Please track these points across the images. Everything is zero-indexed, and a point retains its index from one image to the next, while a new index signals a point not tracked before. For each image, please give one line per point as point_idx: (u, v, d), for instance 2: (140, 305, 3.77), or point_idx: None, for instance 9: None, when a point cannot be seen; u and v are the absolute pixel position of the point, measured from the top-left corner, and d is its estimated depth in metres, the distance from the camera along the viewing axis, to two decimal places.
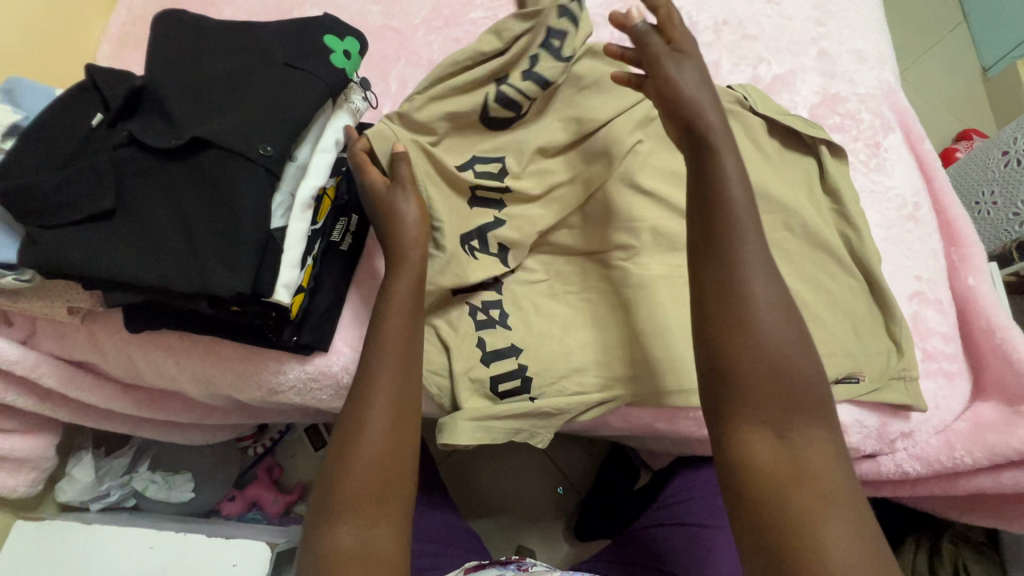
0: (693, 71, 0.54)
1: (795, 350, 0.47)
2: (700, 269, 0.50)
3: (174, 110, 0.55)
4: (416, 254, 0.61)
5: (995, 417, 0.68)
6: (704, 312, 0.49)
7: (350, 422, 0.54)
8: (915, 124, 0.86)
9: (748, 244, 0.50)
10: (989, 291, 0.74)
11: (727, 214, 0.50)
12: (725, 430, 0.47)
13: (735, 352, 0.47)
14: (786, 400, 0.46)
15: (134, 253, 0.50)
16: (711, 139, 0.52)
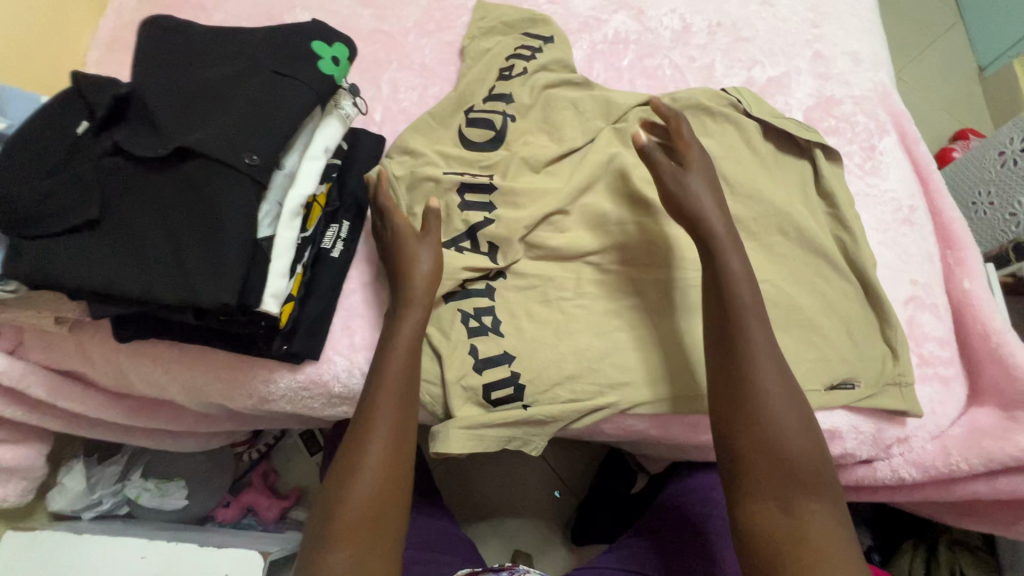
0: (699, 180, 0.65)
1: (800, 432, 0.56)
2: (716, 355, 0.60)
3: (160, 119, 0.54)
4: (420, 293, 0.65)
5: (990, 423, 0.68)
6: (719, 393, 0.59)
7: (350, 455, 0.58)
8: (910, 126, 0.85)
9: (757, 336, 0.59)
10: (985, 295, 0.74)
11: (737, 309, 0.60)
12: (737, 497, 0.56)
13: (747, 432, 0.56)
14: (790, 475, 0.55)
15: (119, 264, 0.50)
16: (717, 237, 0.62)
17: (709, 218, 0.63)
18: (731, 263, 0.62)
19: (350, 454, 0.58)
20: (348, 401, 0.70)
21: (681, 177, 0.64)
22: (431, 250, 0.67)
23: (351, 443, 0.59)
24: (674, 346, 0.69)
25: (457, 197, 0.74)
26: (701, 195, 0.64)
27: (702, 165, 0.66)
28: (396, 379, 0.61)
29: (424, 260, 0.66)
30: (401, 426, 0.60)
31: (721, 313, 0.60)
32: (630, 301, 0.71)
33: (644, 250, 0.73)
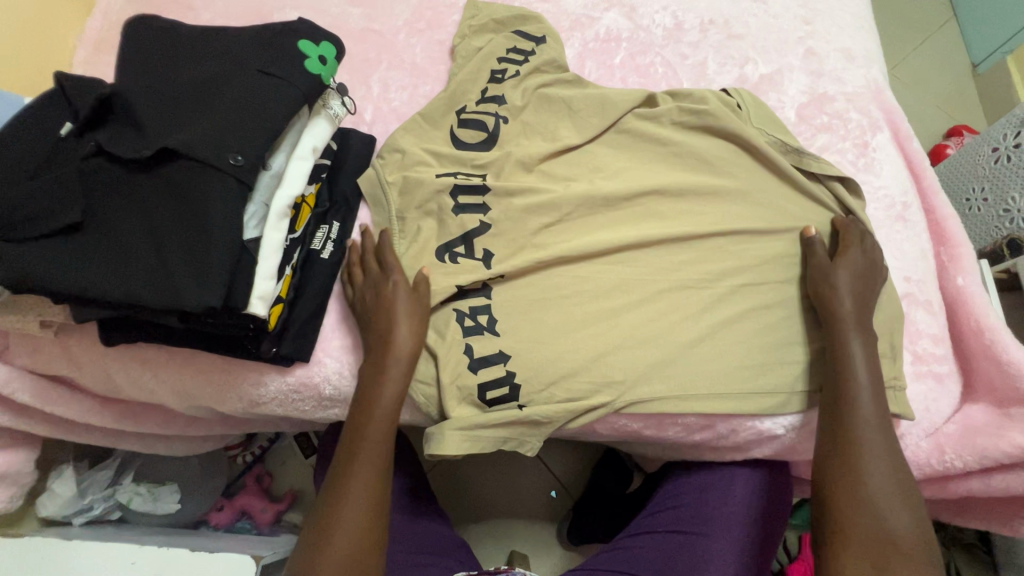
0: (848, 275, 0.67)
1: (901, 508, 0.58)
2: (823, 425, 0.64)
3: (143, 120, 0.53)
4: (398, 371, 0.65)
5: (984, 420, 0.68)
6: (820, 464, 0.63)
7: (320, 523, 0.62)
8: (903, 123, 0.85)
9: (870, 414, 0.62)
10: (979, 291, 0.74)
11: (852, 386, 0.63)
12: (828, 562, 0.59)
13: (842, 500, 0.60)
14: (881, 546, 0.57)
15: (101, 268, 0.49)
16: (845, 324, 0.65)
17: (840, 309, 0.66)
18: (856, 350, 0.65)
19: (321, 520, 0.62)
20: (339, 404, 0.70)
21: (830, 268, 0.68)
22: (410, 326, 0.66)
23: (325, 508, 0.62)
24: (668, 345, 0.68)
25: (451, 199, 0.73)
26: (845, 286, 0.67)
27: (859, 261, 0.69)
28: (376, 445, 0.64)
29: (403, 336, 0.65)
30: (370, 498, 0.62)
31: (834, 388, 0.64)
32: (624, 300, 0.70)
33: (637, 249, 0.72)
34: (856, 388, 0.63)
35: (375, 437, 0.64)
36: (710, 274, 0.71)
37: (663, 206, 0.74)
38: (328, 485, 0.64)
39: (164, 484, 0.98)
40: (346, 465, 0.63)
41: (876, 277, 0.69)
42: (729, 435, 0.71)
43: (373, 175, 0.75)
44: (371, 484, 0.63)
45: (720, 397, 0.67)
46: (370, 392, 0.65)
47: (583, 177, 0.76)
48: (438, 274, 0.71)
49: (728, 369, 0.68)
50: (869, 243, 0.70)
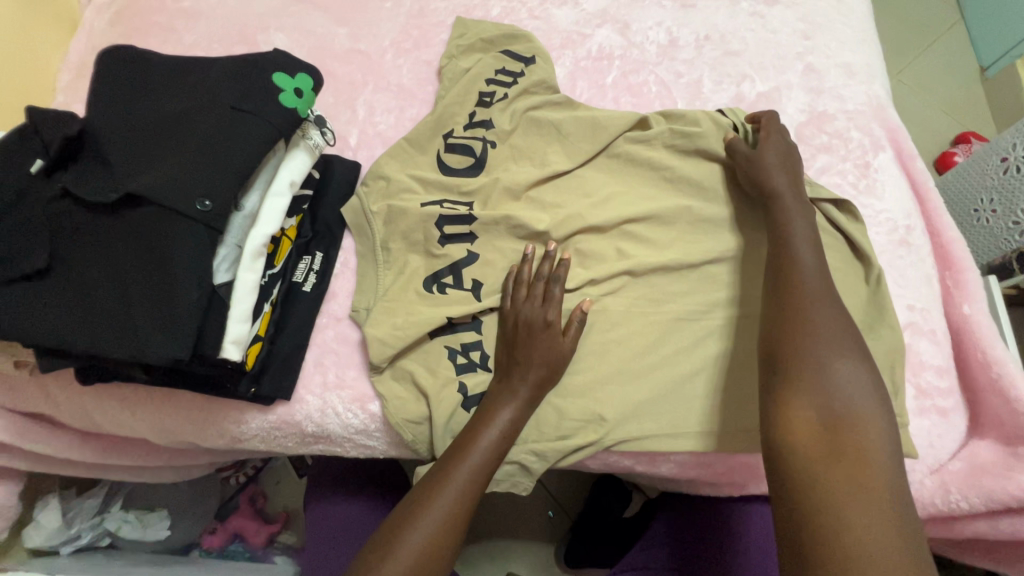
0: (774, 157, 0.68)
1: (848, 350, 0.53)
2: (772, 285, 0.60)
3: (112, 161, 0.51)
4: (526, 387, 0.63)
5: (991, 458, 0.65)
6: (774, 313, 0.57)
7: (394, 526, 0.58)
8: (907, 142, 0.82)
9: (812, 272, 0.59)
10: (986, 320, 0.71)
11: (794, 251, 0.61)
12: (775, 412, 0.52)
13: (790, 343, 0.54)
14: (832, 390, 0.50)
15: (68, 318, 0.48)
16: (785, 202, 0.65)
17: (778, 190, 0.66)
18: (798, 224, 0.63)
19: (397, 523, 0.58)
20: (322, 440, 0.68)
21: (755, 155, 0.68)
22: (547, 352, 0.64)
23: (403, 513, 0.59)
24: (661, 380, 0.66)
25: (437, 230, 0.71)
26: (774, 167, 0.67)
27: (779, 142, 0.69)
28: (481, 454, 0.61)
29: (542, 354, 0.64)
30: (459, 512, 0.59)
31: (777, 257, 0.61)
32: (614, 332, 0.69)
33: (628, 279, 0.70)
34: (796, 252, 0.61)
35: (483, 449, 0.61)
36: (704, 305, 0.69)
37: (655, 233, 0.72)
38: (413, 495, 0.60)
39: (153, 510, 0.97)
40: (440, 477, 0.60)
41: (799, 157, 0.70)
42: (724, 473, 0.68)
43: (357, 204, 0.73)
44: (462, 499, 0.59)
45: (716, 434, 0.64)
46: (489, 405, 0.63)
47: (573, 203, 0.73)
48: (423, 307, 0.68)
49: (724, 406, 0.65)
50: (785, 131, 0.71)
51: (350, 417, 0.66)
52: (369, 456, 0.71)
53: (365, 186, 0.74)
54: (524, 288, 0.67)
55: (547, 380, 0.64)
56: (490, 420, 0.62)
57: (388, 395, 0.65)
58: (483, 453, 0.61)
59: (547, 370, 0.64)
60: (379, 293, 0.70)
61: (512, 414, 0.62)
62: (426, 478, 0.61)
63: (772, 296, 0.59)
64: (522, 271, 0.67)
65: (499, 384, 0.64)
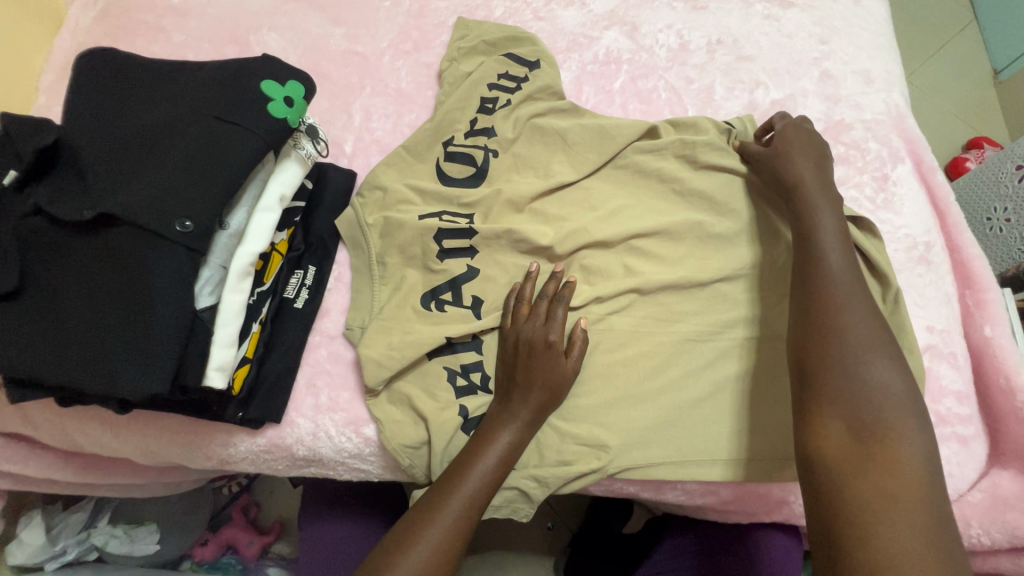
0: (795, 148, 0.65)
1: (880, 353, 0.50)
2: (799, 284, 0.57)
3: (88, 176, 0.48)
4: (532, 402, 0.60)
5: (1013, 490, 0.63)
6: (800, 311, 0.55)
7: (389, 549, 0.55)
8: (927, 153, 0.78)
9: (843, 267, 0.56)
10: (1009, 343, 0.68)
11: (821, 248, 0.58)
12: (804, 423, 0.50)
13: (817, 342, 0.52)
14: (862, 397, 0.48)
15: (44, 345, 0.45)
16: (809, 191, 0.62)
17: (805, 182, 0.62)
18: (827, 219, 0.60)
19: (393, 544, 0.55)
20: (314, 464, 0.65)
21: (772, 152, 0.66)
22: (548, 375, 0.61)
23: (401, 532, 0.56)
24: (669, 404, 0.63)
25: (435, 244, 0.67)
26: (795, 156, 0.65)
27: (806, 141, 0.67)
28: (491, 469, 0.58)
29: (555, 371, 0.61)
30: (461, 531, 0.56)
31: (802, 251, 0.59)
32: (620, 353, 0.65)
33: (636, 297, 0.67)
34: (825, 247, 0.57)
35: (489, 466, 0.58)
36: (717, 325, 0.66)
37: (664, 249, 0.69)
38: (412, 511, 0.57)
39: (142, 524, 0.94)
40: (444, 492, 0.57)
41: (822, 148, 0.67)
42: (733, 501, 0.65)
43: (352, 216, 0.69)
44: (466, 515, 0.56)
45: (724, 462, 0.61)
46: (493, 421, 0.60)
47: (579, 217, 0.70)
48: (421, 325, 0.65)
49: (736, 434, 0.62)
50: (805, 123, 0.69)
51: (343, 440, 0.63)
52: (364, 479, 0.68)
53: (359, 197, 0.71)
54: (525, 309, 0.64)
55: (553, 402, 0.61)
56: (492, 443, 0.59)
57: (385, 420, 0.62)
58: (484, 473, 0.58)
59: (549, 392, 0.60)
60: (374, 310, 0.66)
61: (513, 437, 0.59)
62: (424, 498, 0.58)
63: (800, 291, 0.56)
64: (525, 289, 0.64)
65: (497, 406, 0.62)
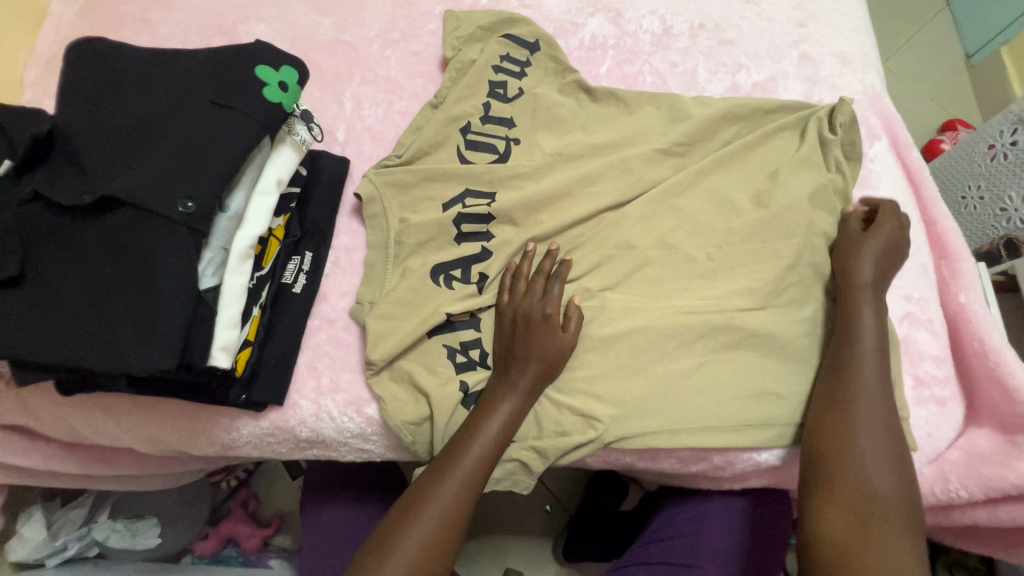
0: (878, 245, 0.66)
1: (883, 456, 0.57)
2: (824, 386, 0.63)
3: (85, 162, 0.48)
4: (527, 376, 0.62)
5: (989, 446, 0.65)
6: (821, 408, 0.61)
7: (399, 516, 0.57)
8: (902, 130, 0.82)
9: (868, 373, 0.61)
10: (982, 309, 0.71)
11: (854, 345, 0.62)
12: (811, 509, 0.58)
13: (830, 439, 0.59)
14: (867, 508, 0.55)
15: (45, 327, 0.45)
16: (855, 298, 0.64)
17: (856, 280, 0.65)
18: (867, 320, 0.63)
19: (400, 516, 0.57)
20: (317, 446, 0.66)
21: (858, 239, 0.67)
22: (544, 352, 0.62)
23: (407, 505, 0.58)
24: (660, 376, 0.66)
25: (453, 228, 0.70)
26: (862, 261, 0.66)
27: (891, 235, 0.67)
28: (493, 434, 0.60)
29: (552, 346, 0.63)
30: (468, 497, 0.58)
31: (838, 350, 0.63)
32: (612, 328, 0.67)
33: (625, 275, 0.70)
34: (855, 354, 0.62)
35: (489, 435, 0.60)
36: (704, 300, 0.69)
37: (652, 230, 0.72)
38: (421, 477, 0.60)
39: (142, 518, 0.94)
40: (452, 451, 0.59)
41: (900, 255, 0.67)
42: (725, 467, 0.67)
43: (375, 193, 0.70)
44: (474, 475, 0.59)
45: (714, 429, 0.64)
46: (491, 396, 0.62)
47: (571, 200, 0.72)
48: (417, 305, 0.67)
49: (725, 401, 0.65)
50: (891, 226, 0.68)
51: (345, 421, 0.64)
52: (365, 459, 0.69)
53: (374, 172, 0.71)
54: (523, 284, 0.66)
55: (547, 372, 0.63)
56: (491, 413, 0.61)
57: (386, 398, 0.63)
58: (486, 443, 0.60)
59: (544, 365, 0.62)
60: (385, 288, 0.68)
61: (513, 407, 0.61)
62: (431, 466, 0.60)
63: (828, 390, 0.62)
64: (521, 268, 0.67)
65: (496, 379, 0.63)
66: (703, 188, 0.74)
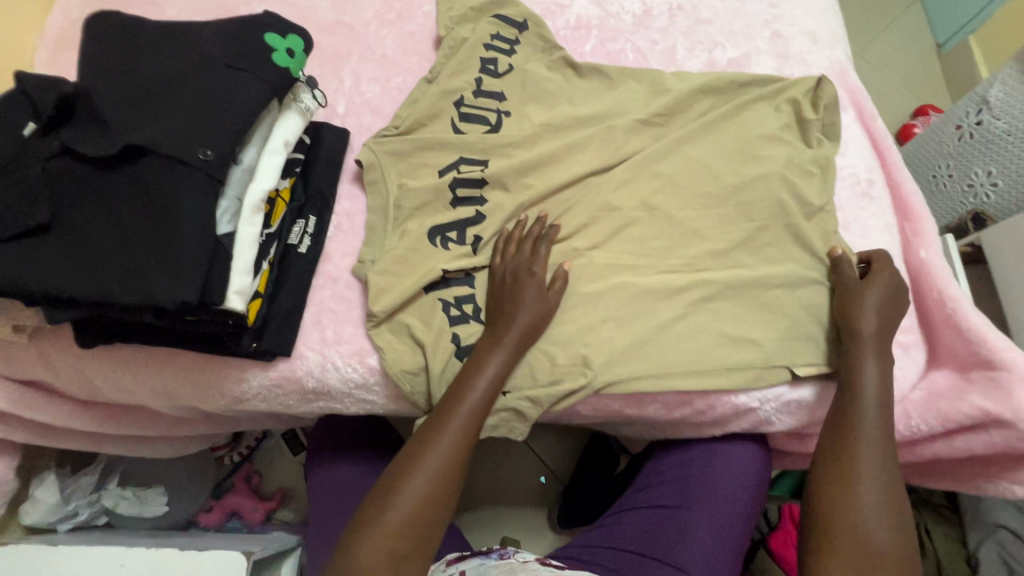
0: (877, 295, 0.69)
1: (883, 511, 0.60)
2: (828, 441, 0.65)
3: (108, 118, 0.53)
4: (513, 335, 0.66)
5: (947, 384, 0.70)
6: (824, 462, 0.64)
7: (400, 467, 0.61)
8: (867, 102, 0.87)
9: (874, 428, 0.64)
10: (940, 262, 0.76)
11: (857, 397, 0.65)
12: (811, 559, 0.60)
13: (832, 493, 0.62)
14: (866, 561, 0.58)
15: (73, 266, 0.49)
16: (863, 348, 0.67)
17: (863, 330, 0.67)
18: (870, 373, 0.66)
19: (399, 474, 0.60)
20: (323, 396, 0.70)
21: (858, 288, 0.70)
22: (532, 312, 0.67)
23: (406, 460, 0.61)
24: (645, 326, 0.70)
25: (449, 192, 0.75)
26: (867, 308, 0.68)
27: (889, 280, 0.70)
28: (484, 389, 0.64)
29: (535, 304, 0.67)
30: (463, 445, 0.62)
31: (843, 402, 0.66)
32: (599, 283, 0.72)
33: (611, 235, 0.75)
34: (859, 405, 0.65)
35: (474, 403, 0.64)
36: (684, 258, 0.74)
37: (636, 193, 0.77)
38: (418, 432, 0.63)
39: (151, 487, 0.98)
40: (451, 400, 0.63)
41: (899, 304, 0.70)
42: (706, 411, 0.72)
43: (374, 160, 0.75)
44: (468, 424, 0.63)
45: (695, 373, 0.69)
46: (478, 357, 0.66)
47: (560, 167, 0.77)
48: (416, 263, 0.71)
49: (704, 348, 0.70)
50: (885, 273, 0.71)
51: (349, 371, 0.68)
52: (368, 412, 0.73)
53: (371, 142, 0.76)
54: (516, 245, 0.71)
55: (534, 327, 0.67)
56: (481, 370, 0.65)
57: (387, 348, 0.68)
58: (477, 398, 0.64)
59: (534, 321, 0.67)
60: (385, 248, 0.72)
61: (500, 362, 0.65)
62: (426, 424, 0.64)
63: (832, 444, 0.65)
64: (512, 233, 0.71)
65: (485, 339, 0.67)
66: (683, 154, 0.79)
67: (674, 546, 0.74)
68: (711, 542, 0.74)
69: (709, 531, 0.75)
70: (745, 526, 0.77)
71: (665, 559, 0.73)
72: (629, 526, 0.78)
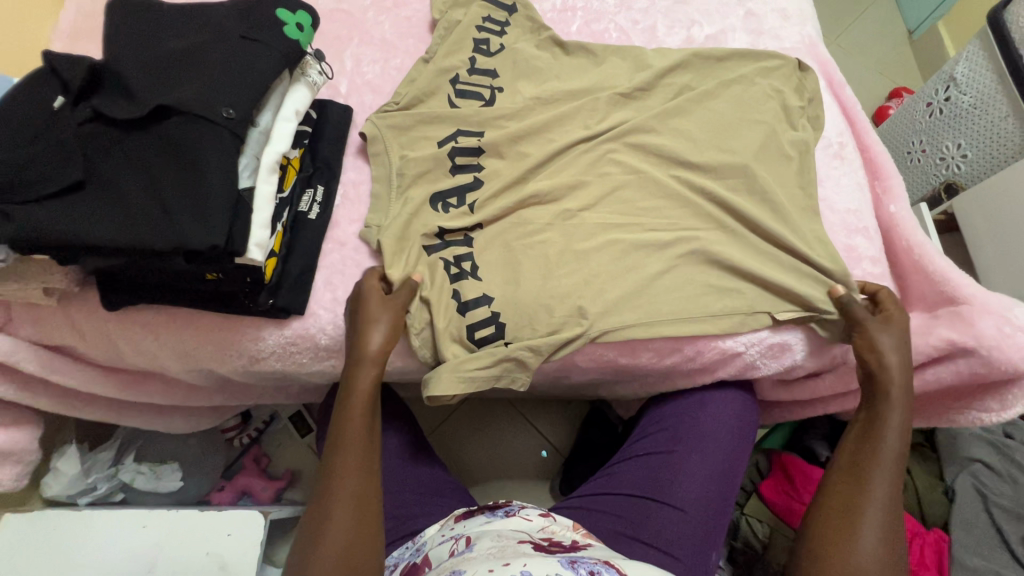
0: (890, 337, 0.70)
1: (888, 538, 0.61)
2: (842, 478, 0.67)
3: (134, 85, 0.57)
4: (370, 352, 0.67)
5: (915, 322, 0.75)
6: (831, 488, 0.67)
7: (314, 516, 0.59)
8: (836, 72, 0.93)
9: (893, 460, 0.66)
10: (908, 215, 0.82)
11: (879, 432, 0.68)
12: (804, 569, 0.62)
13: (833, 512, 0.64)
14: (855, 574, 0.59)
15: (107, 218, 0.53)
16: (891, 392, 0.69)
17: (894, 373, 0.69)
18: (895, 419, 0.68)
19: (308, 530, 0.58)
20: (335, 354, 0.74)
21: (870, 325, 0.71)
22: (381, 329, 0.68)
23: (310, 517, 0.60)
24: (636, 278, 0.75)
25: (448, 161, 0.79)
26: (887, 350, 0.69)
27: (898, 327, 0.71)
28: (358, 408, 0.65)
29: (381, 317, 0.68)
30: (360, 485, 0.61)
31: (864, 437, 0.69)
32: (591, 241, 0.77)
33: (601, 197, 0.80)
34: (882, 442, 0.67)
35: (353, 429, 0.64)
36: (670, 217, 0.79)
37: (623, 159, 0.82)
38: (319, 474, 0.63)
39: (166, 463, 1.01)
40: (336, 434, 0.64)
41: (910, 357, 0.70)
42: (695, 357, 0.77)
43: (377, 133, 0.80)
44: (352, 451, 0.63)
45: (683, 320, 0.74)
46: (348, 380, 0.67)
47: (551, 137, 0.83)
48: (418, 226, 0.76)
49: (692, 296, 0.75)
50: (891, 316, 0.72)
51: None
52: None
53: (371, 116, 0.81)
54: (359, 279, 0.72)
55: (386, 340, 0.68)
56: (347, 416, 0.65)
57: None
58: (356, 421, 0.65)
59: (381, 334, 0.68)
60: (389, 214, 0.76)
61: (368, 374, 0.67)
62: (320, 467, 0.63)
63: (844, 470, 0.68)
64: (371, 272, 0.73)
65: (347, 364, 0.68)
66: (665, 122, 0.84)
67: (666, 486, 0.78)
68: (699, 483, 0.78)
69: (700, 471, 0.79)
70: (733, 473, 0.82)
71: (665, 499, 0.77)
72: (625, 475, 0.81)
